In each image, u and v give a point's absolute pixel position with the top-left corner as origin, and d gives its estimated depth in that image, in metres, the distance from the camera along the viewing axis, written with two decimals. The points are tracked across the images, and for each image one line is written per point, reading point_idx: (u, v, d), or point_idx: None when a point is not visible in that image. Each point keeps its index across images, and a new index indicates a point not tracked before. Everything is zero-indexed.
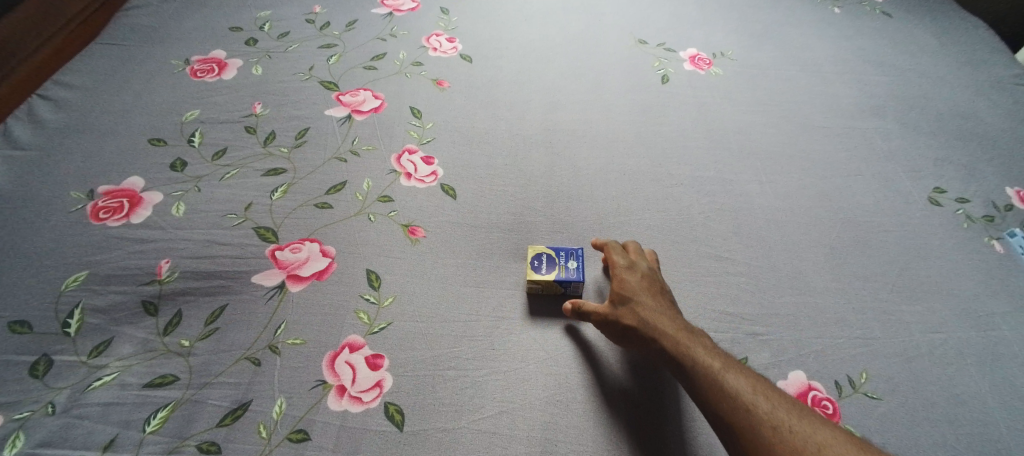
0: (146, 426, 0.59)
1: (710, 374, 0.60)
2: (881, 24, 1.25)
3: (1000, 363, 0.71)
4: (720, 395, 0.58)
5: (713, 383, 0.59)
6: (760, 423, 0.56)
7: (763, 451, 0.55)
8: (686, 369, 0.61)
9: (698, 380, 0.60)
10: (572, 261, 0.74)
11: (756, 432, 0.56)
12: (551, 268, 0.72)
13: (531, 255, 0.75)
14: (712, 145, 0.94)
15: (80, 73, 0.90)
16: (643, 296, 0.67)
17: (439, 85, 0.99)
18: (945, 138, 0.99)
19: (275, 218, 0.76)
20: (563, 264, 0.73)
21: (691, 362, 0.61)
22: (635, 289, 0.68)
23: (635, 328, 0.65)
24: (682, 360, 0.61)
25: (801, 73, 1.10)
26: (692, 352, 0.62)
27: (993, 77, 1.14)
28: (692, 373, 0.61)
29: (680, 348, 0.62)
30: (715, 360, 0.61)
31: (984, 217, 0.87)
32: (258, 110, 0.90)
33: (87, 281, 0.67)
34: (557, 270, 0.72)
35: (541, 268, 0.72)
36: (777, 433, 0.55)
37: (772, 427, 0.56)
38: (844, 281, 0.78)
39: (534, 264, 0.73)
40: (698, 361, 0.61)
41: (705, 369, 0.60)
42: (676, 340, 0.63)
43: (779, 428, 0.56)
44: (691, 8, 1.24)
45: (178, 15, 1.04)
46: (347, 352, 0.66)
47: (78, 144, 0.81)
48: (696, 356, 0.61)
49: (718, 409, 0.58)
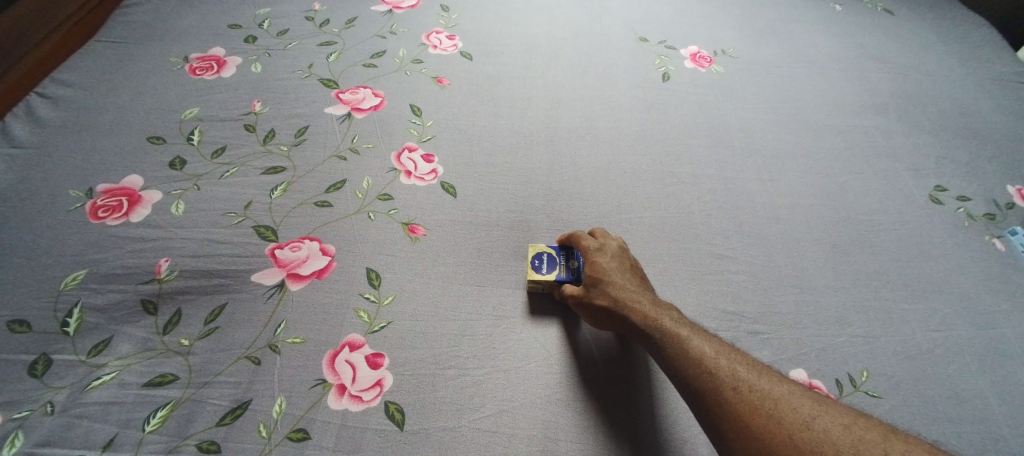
0: (145, 425, 0.59)
1: (676, 343, 0.62)
2: (883, 21, 1.24)
3: (1002, 362, 0.70)
4: (685, 361, 0.61)
5: (679, 350, 0.62)
6: (721, 385, 0.59)
7: (726, 412, 0.58)
8: (655, 341, 0.63)
9: (665, 350, 0.62)
10: (573, 262, 0.73)
11: (718, 393, 0.59)
12: (552, 268, 0.72)
13: (532, 253, 0.74)
14: (713, 143, 0.94)
15: (79, 70, 0.90)
16: (614, 276, 0.68)
17: (439, 82, 0.98)
18: (948, 135, 0.99)
19: (274, 217, 0.76)
20: (565, 265, 0.73)
21: (661, 335, 0.63)
22: (607, 270, 0.69)
23: (608, 307, 0.66)
24: (651, 334, 0.63)
25: (803, 70, 1.10)
26: (662, 326, 0.64)
27: (995, 75, 1.13)
28: (661, 344, 0.63)
29: (650, 323, 0.64)
30: (682, 330, 0.63)
31: (985, 215, 0.86)
32: (257, 108, 0.89)
33: (86, 281, 0.67)
34: (557, 270, 0.72)
35: (542, 268, 0.72)
36: (738, 393, 0.58)
37: (733, 388, 0.59)
38: (847, 279, 0.77)
39: (535, 263, 0.72)
40: (666, 333, 0.63)
41: (672, 339, 0.62)
42: (645, 315, 0.65)
43: (740, 388, 0.59)
44: (693, 6, 1.23)
45: (177, 12, 1.03)
46: (347, 351, 0.65)
47: (77, 143, 0.80)
48: (665, 329, 0.63)
49: (684, 375, 0.61)
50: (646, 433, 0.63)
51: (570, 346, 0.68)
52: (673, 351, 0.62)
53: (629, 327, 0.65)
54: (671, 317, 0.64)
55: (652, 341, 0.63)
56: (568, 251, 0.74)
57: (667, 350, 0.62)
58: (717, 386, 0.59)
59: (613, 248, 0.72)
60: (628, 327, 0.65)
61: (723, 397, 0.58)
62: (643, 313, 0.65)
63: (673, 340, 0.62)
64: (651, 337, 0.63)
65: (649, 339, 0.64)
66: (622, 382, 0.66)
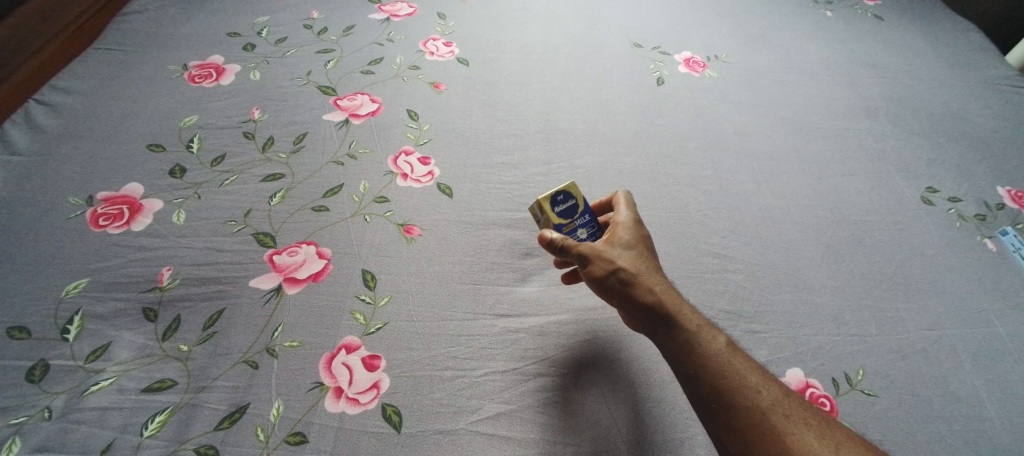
0: (143, 430, 0.59)
1: (714, 352, 0.60)
2: (874, 26, 1.26)
3: (995, 360, 0.71)
4: (730, 378, 0.59)
5: (727, 367, 0.60)
6: (772, 411, 0.57)
7: (776, 440, 0.56)
8: (683, 342, 0.62)
9: (707, 360, 0.60)
10: (582, 230, 0.71)
11: (767, 417, 0.57)
12: (565, 215, 0.70)
13: (563, 187, 0.69)
14: (708, 146, 0.95)
15: (78, 78, 0.91)
16: (632, 252, 0.67)
17: (436, 87, 0.99)
18: (939, 137, 1.00)
19: (273, 223, 0.77)
20: (574, 224, 0.71)
21: (688, 335, 0.62)
22: (625, 245, 0.68)
23: (620, 282, 0.65)
24: (672, 328, 0.62)
25: (796, 75, 1.11)
26: (687, 323, 0.62)
27: (985, 79, 1.15)
28: (697, 346, 0.61)
29: (682, 324, 0.62)
30: (720, 340, 0.62)
31: (976, 215, 0.87)
32: (256, 115, 0.90)
33: (88, 288, 0.67)
34: (568, 220, 0.70)
35: (557, 207, 0.69)
36: (789, 422, 0.57)
37: (784, 415, 0.57)
38: (842, 279, 0.78)
39: (556, 200, 0.69)
40: (702, 339, 0.61)
41: (709, 346, 0.61)
42: (667, 306, 0.63)
43: (791, 417, 0.57)
44: (686, 12, 1.25)
45: (176, 21, 1.05)
46: (344, 353, 0.65)
47: (77, 150, 0.81)
48: (691, 327, 0.62)
49: (727, 391, 0.58)
50: (645, 435, 0.63)
51: (567, 346, 0.68)
52: (714, 361, 0.60)
53: (646, 313, 0.64)
54: (710, 324, 0.63)
55: (677, 339, 0.62)
56: (589, 210, 0.72)
57: (705, 359, 0.60)
58: (767, 411, 0.57)
59: (636, 227, 0.70)
60: (638, 308, 0.64)
61: (774, 423, 0.57)
62: (667, 305, 0.63)
63: (704, 345, 0.61)
64: (677, 335, 0.62)
65: (668, 331, 0.63)
66: (621, 381, 0.66)
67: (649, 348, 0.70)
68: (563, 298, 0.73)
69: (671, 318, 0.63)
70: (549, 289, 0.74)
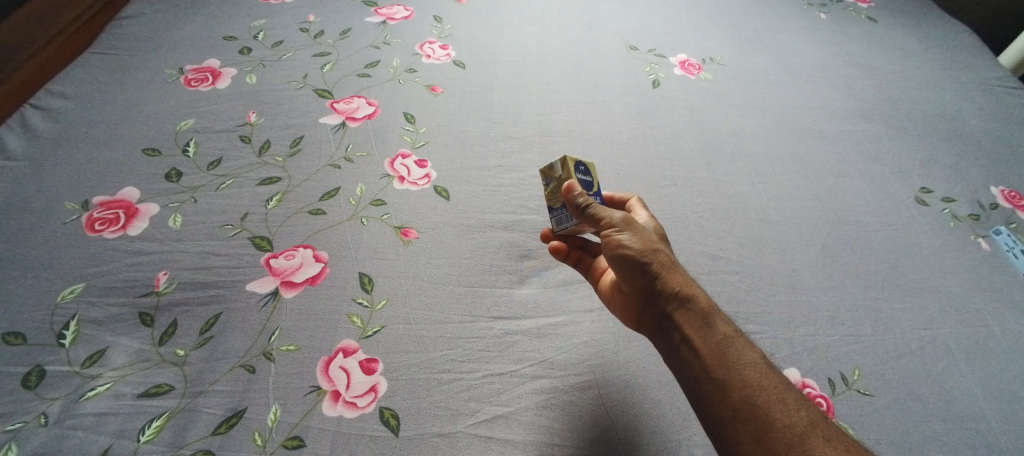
0: (140, 436, 0.58)
1: (749, 362, 0.60)
2: (868, 28, 1.27)
3: (989, 359, 0.71)
4: (765, 392, 0.58)
5: (764, 382, 0.59)
6: (810, 434, 0.56)
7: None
8: (716, 343, 0.62)
9: (742, 369, 0.60)
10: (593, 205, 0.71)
11: (804, 437, 0.56)
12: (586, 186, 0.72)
13: (589, 163, 0.73)
14: (704, 148, 0.95)
15: (73, 82, 0.90)
16: (658, 241, 0.69)
17: (432, 90, 0.99)
18: (933, 138, 1.01)
19: (270, 226, 0.77)
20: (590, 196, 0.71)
21: (721, 337, 0.62)
22: (653, 234, 0.70)
23: (652, 261, 0.65)
24: (705, 327, 0.63)
25: (790, 77, 1.12)
26: (720, 325, 0.63)
27: (977, 80, 1.16)
28: (733, 352, 0.61)
29: (718, 328, 0.63)
30: (754, 353, 0.62)
31: (970, 215, 0.88)
32: (252, 119, 0.90)
33: (83, 293, 0.67)
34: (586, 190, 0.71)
35: (580, 174, 0.71)
36: (828, 444, 0.55)
37: (823, 438, 0.55)
38: (837, 280, 0.78)
39: (579, 169, 0.72)
40: (736, 347, 0.62)
41: (744, 355, 0.61)
42: (701, 302, 0.64)
43: (831, 440, 0.55)
44: (681, 15, 1.26)
45: (171, 25, 1.04)
46: (341, 357, 0.65)
47: (72, 155, 0.81)
48: (725, 330, 0.63)
49: (760, 405, 0.58)
50: (645, 435, 0.63)
51: (566, 349, 0.69)
52: (750, 373, 0.60)
53: (676, 303, 0.64)
54: (744, 336, 0.63)
55: (708, 339, 0.62)
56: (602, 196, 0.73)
57: (739, 367, 0.60)
58: (804, 433, 0.56)
59: (657, 223, 0.73)
60: (665, 293, 0.65)
61: (811, 446, 0.55)
62: (701, 303, 0.64)
63: (738, 353, 0.61)
64: (710, 334, 0.62)
65: (701, 329, 0.63)
66: (621, 383, 0.67)
67: (647, 351, 0.70)
68: (560, 300, 0.73)
69: (706, 318, 0.63)
70: (546, 291, 0.74)
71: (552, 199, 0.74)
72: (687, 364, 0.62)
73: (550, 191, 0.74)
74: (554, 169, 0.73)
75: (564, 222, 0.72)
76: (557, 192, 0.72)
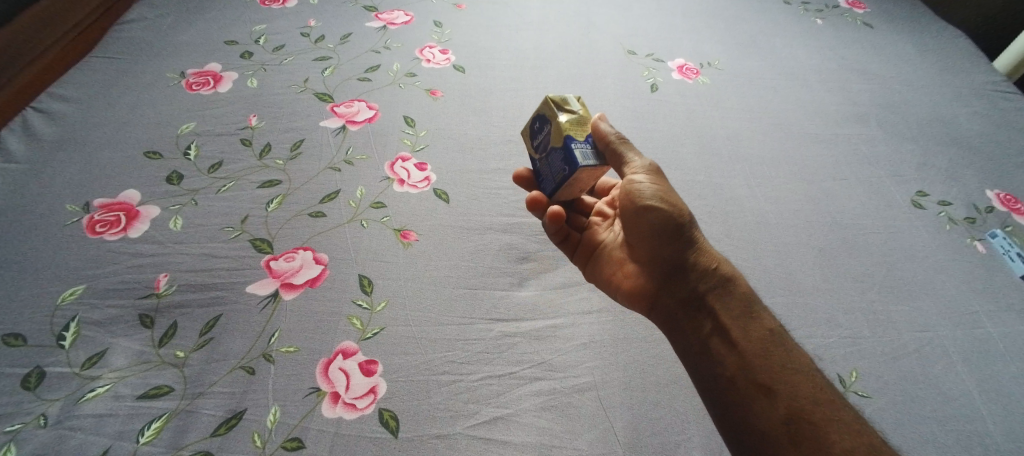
0: (140, 437, 0.58)
1: (796, 368, 0.65)
2: (864, 33, 1.28)
3: (985, 360, 0.72)
4: (813, 401, 0.63)
5: (806, 386, 0.64)
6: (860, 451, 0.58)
7: None
8: (759, 340, 0.67)
9: (783, 364, 0.65)
10: None
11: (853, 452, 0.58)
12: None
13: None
14: (701, 151, 0.96)
15: (74, 86, 0.91)
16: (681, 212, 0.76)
17: (432, 94, 1.00)
18: (928, 142, 1.01)
19: (270, 229, 0.77)
20: None
21: (766, 334, 0.68)
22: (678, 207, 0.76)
23: (689, 233, 0.72)
24: (748, 320, 0.69)
25: (788, 82, 1.12)
26: (763, 320, 0.69)
27: (973, 85, 1.17)
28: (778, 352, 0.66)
29: (762, 320, 0.69)
30: (802, 357, 0.66)
31: (966, 218, 0.88)
32: (253, 122, 0.90)
33: (83, 295, 0.67)
34: None
35: None
36: None
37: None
38: (834, 282, 0.78)
39: None
40: (782, 344, 0.67)
41: (790, 356, 0.66)
42: (742, 290, 0.71)
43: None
44: (680, 20, 1.27)
45: (172, 30, 1.05)
46: (340, 358, 0.66)
47: (74, 158, 0.81)
48: (769, 327, 0.68)
49: (806, 416, 0.62)
50: (644, 437, 0.63)
51: (566, 350, 0.69)
52: (795, 371, 0.65)
53: (717, 286, 0.71)
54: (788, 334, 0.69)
55: (751, 334, 0.68)
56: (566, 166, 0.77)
57: (785, 370, 0.65)
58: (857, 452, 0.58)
59: None
60: (706, 279, 0.71)
61: None
62: (743, 292, 0.70)
63: (785, 356, 0.66)
64: (753, 328, 0.68)
65: (743, 322, 0.69)
66: (619, 385, 0.67)
67: (645, 353, 0.70)
68: (559, 301, 0.74)
69: (748, 308, 0.70)
70: (545, 294, 0.74)
71: (576, 132, 0.67)
72: (722, 358, 0.67)
73: (567, 119, 0.68)
74: (570, 103, 0.70)
75: (596, 156, 0.67)
76: (582, 124, 0.68)
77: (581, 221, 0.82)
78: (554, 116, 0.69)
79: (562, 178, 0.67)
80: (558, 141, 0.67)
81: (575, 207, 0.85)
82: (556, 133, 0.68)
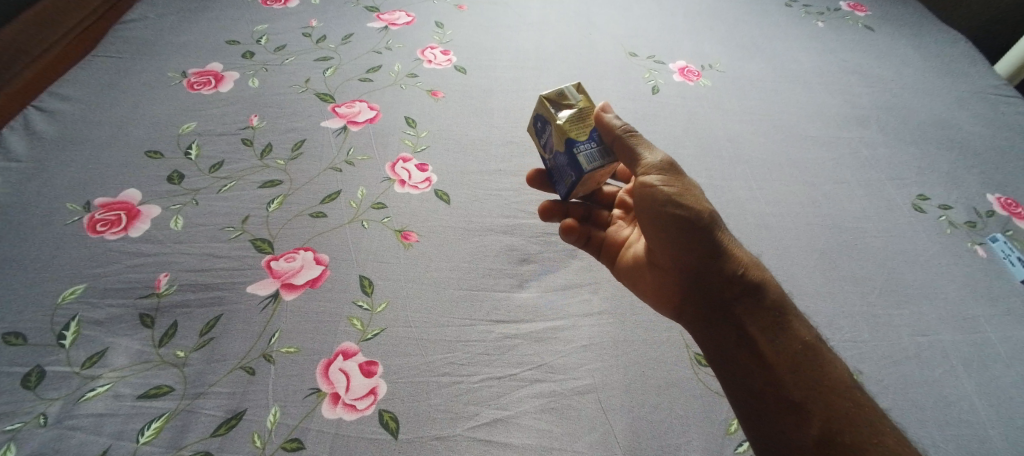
0: (140, 437, 0.58)
1: (832, 380, 0.64)
2: (865, 36, 1.28)
3: (985, 364, 0.72)
4: (849, 415, 0.61)
5: (844, 401, 0.62)
6: None
7: None
8: (793, 353, 0.65)
9: (819, 378, 0.64)
10: None
11: None
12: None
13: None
14: (702, 154, 0.96)
15: (76, 84, 0.91)
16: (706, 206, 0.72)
17: (434, 95, 1.00)
18: (928, 145, 1.01)
19: (271, 229, 0.77)
20: None
21: (800, 347, 0.66)
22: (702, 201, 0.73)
23: (713, 235, 0.69)
24: (781, 332, 0.67)
25: (789, 85, 1.12)
26: (799, 333, 0.66)
27: (973, 89, 1.17)
28: (811, 364, 0.65)
29: (796, 331, 0.67)
30: (839, 369, 0.65)
31: (966, 222, 0.88)
32: (254, 122, 0.90)
33: (84, 294, 0.67)
34: None
35: None
36: None
37: None
38: (834, 285, 0.78)
39: None
40: (817, 355, 0.65)
41: (827, 370, 0.64)
42: (773, 295, 0.68)
43: None
44: (681, 22, 1.27)
45: (174, 29, 1.05)
46: (341, 359, 0.66)
47: (75, 156, 0.81)
48: (805, 339, 0.66)
49: (842, 431, 0.60)
50: (644, 440, 0.63)
51: (566, 352, 0.69)
52: (829, 384, 0.63)
53: (746, 292, 0.68)
54: (825, 345, 0.67)
55: (784, 346, 0.66)
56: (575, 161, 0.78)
57: (819, 384, 0.63)
58: None
59: None
60: (734, 287, 0.68)
61: None
62: (775, 297, 0.68)
63: (820, 368, 0.65)
64: (787, 341, 0.66)
65: (776, 332, 0.67)
66: (619, 386, 0.67)
67: (646, 356, 0.70)
68: (559, 303, 0.74)
69: (781, 316, 0.67)
70: (545, 295, 0.74)
71: (576, 131, 0.67)
72: (753, 370, 0.66)
73: (564, 119, 0.68)
74: (568, 100, 0.70)
75: (602, 154, 0.67)
76: (581, 121, 0.68)
77: (603, 216, 0.84)
78: (551, 117, 0.69)
79: (572, 182, 0.68)
80: (561, 144, 0.68)
81: (598, 199, 0.87)
82: (557, 135, 0.68)
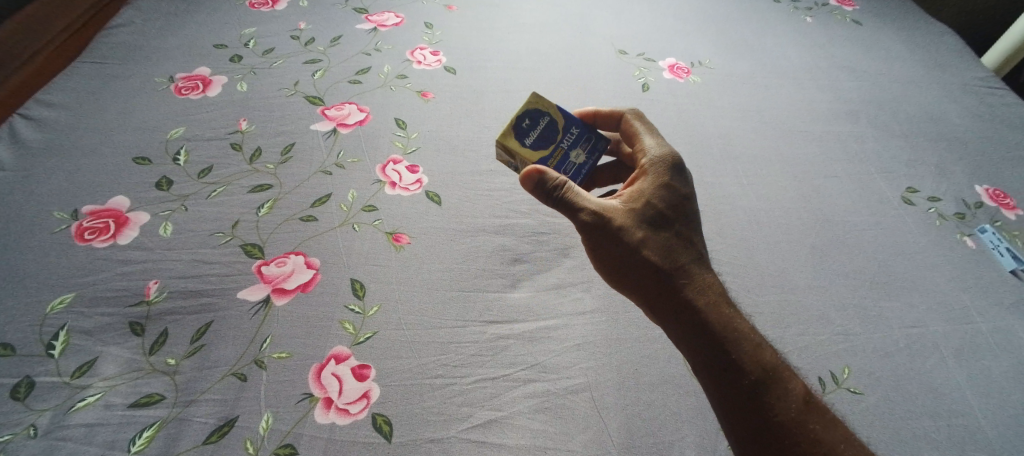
0: (131, 446, 0.58)
1: (784, 412, 0.60)
2: (854, 30, 1.28)
3: (975, 354, 0.72)
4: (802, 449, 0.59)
5: (800, 433, 0.60)
6: None
7: None
8: (743, 388, 0.61)
9: (772, 411, 0.61)
10: (576, 151, 0.72)
11: None
12: (542, 146, 0.70)
13: (523, 110, 0.70)
14: (693, 150, 0.96)
15: (62, 91, 0.90)
16: (652, 234, 0.67)
17: (423, 96, 1.00)
18: (917, 138, 1.02)
19: (261, 234, 0.76)
20: (562, 146, 0.71)
21: (749, 382, 0.62)
22: (649, 227, 0.67)
23: (645, 275, 0.67)
24: (728, 368, 0.62)
25: (778, 80, 1.13)
26: (747, 369, 0.62)
27: (962, 81, 1.18)
28: (763, 398, 0.61)
29: (745, 365, 0.62)
30: (792, 401, 0.61)
31: (955, 214, 0.89)
32: (243, 126, 0.90)
33: (72, 304, 0.67)
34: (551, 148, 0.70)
35: (530, 141, 0.70)
36: None
37: None
38: (826, 279, 0.79)
39: (525, 137, 0.70)
40: (770, 392, 0.61)
41: (778, 402, 0.61)
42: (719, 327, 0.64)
43: None
44: (670, 20, 1.27)
45: (161, 34, 1.04)
46: (333, 364, 0.65)
47: (62, 164, 0.80)
48: (755, 373, 0.62)
49: None
50: (638, 438, 0.63)
51: (559, 352, 0.69)
52: (781, 422, 0.60)
53: (686, 330, 0.65)
54: (782, 370, 0.63)
55: (730, 382, 0.62)
56: (572, 127, 0.72)
57: (772, 417, 0.60)
58: None
59: (658, 200, 0.68)
60: (676, 324, 0.65)
61: None
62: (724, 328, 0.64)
63: (772, 401, 0.61)
64: (736, 377, 0.62)
65: (724, 369, 0.62)
66: (613, 385, 0.67)
67: (639, 354, 0.70)
68: (552, 303, 0.74)
69: (728, 351, 0.63)
70: (538, 295, 0.74)
71: None
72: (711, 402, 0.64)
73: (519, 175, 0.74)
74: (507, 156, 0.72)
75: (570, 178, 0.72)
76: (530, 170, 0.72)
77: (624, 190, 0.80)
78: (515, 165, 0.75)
79: None
80: None
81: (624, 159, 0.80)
82: None
